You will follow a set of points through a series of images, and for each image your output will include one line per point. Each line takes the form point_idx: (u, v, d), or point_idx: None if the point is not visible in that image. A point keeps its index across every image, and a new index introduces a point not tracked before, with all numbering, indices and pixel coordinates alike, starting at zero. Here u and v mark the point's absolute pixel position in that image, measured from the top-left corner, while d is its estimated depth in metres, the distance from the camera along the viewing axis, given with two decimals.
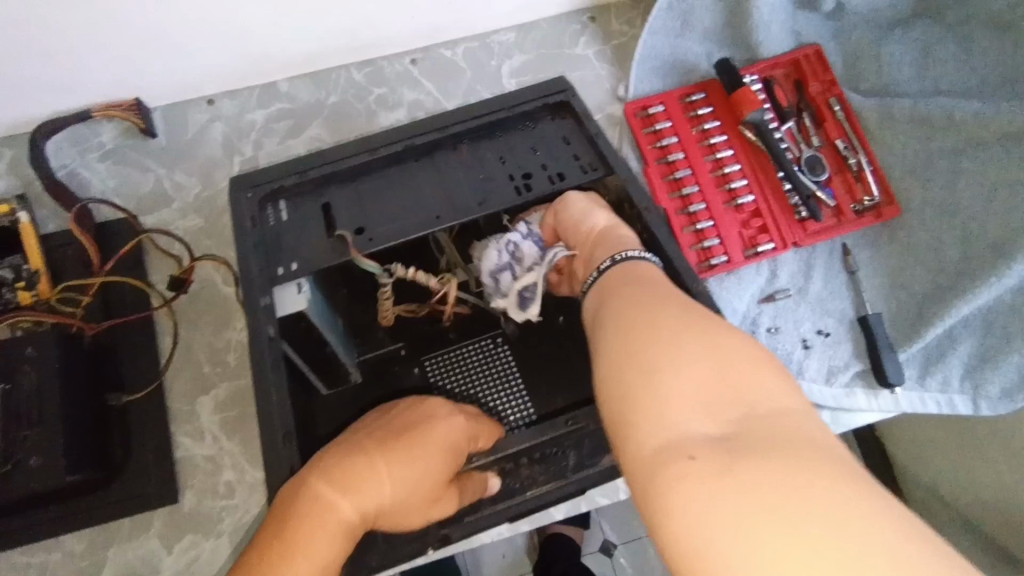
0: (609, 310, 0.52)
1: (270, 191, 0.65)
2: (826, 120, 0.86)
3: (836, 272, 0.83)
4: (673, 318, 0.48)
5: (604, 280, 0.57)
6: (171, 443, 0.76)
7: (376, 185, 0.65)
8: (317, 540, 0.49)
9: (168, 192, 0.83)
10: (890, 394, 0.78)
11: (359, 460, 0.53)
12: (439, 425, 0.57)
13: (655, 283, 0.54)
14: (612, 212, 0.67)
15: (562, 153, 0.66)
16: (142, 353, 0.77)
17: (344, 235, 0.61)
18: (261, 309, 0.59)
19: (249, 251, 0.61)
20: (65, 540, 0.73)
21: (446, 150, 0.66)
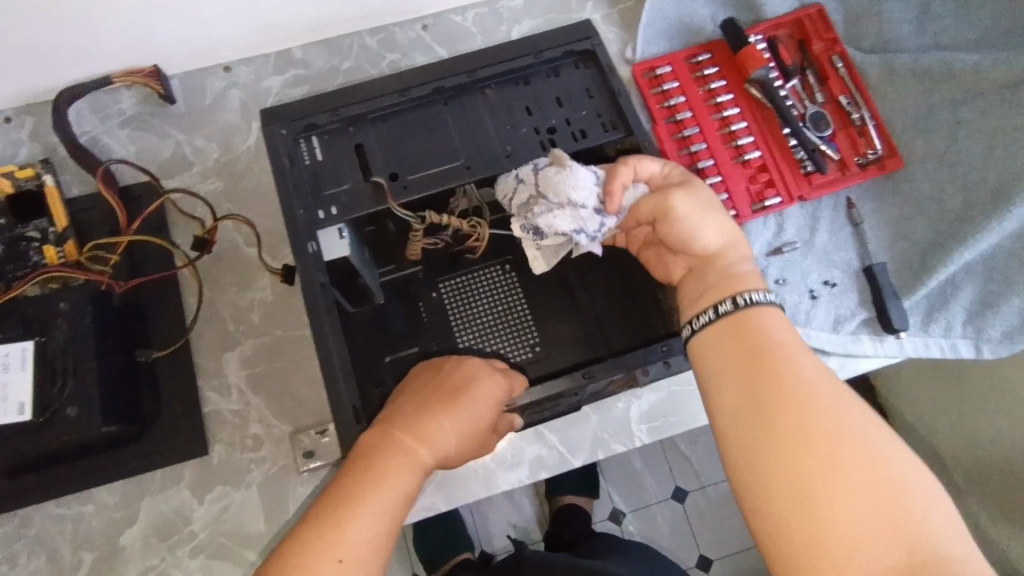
0: (743, 381, 0.54)
1: (307, 126, 0.68)
2: (829, 77, 0.88)
3: (841, 224, 0.85)
4: (821, 418, 0.50)
5: (718, 331, 0.58)
6: (199, 398, 0.78)
7: (408, 129, 0.69)
8: (406, 484, 0.57)
9: (189, 157, 0.85)
10: (895, 339, 0.81)
11: (429, 419, 0.61)
12: (484, 382, 0.65)
13: (785, 345, 0.55)
14: (718, 223, 0.63)
15: (585, 107, 0.71)
16: (170, 311, 0.80)
17: (381, 181, 0.66)
18: (309, 255, 0.64)
19: (291, 191, 0.65)
20: (98, 492, 0.75)
21: (474, 94, 0.71)
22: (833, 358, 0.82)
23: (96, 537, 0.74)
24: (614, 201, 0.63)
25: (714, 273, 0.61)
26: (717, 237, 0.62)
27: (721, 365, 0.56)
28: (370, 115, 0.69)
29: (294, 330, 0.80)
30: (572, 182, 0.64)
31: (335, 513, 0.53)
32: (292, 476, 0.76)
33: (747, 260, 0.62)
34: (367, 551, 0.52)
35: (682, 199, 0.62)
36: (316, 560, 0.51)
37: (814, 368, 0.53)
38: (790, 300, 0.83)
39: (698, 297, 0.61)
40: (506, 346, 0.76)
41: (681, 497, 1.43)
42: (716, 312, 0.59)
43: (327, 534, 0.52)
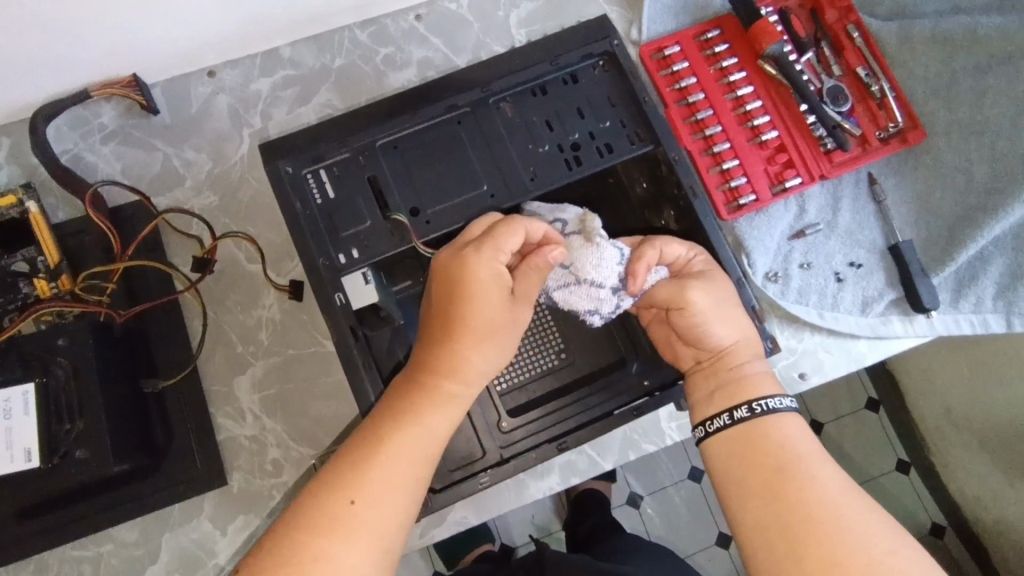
0: (762, 496, 0.57)
1: (312, 158, 0.62)
2: (845, 48, 0.85)
3: (863, 202, 0.83)
4: (843, 535, 0.53)
5: (729, 440, 0.62)
6: (213, 425, 0.74)
7: (421, 153, 0.63)
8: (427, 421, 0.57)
9: (179, 170, 0.81)
10: (925, 318, 0.79)
11: (438, 344, 0.59)
12: (484, 266, 0.58)
13: (803, 456, 0.59)
14: (736, 320, 0.67)
15: (608, 117, 0.65)
16: (175, 336, 0.76)
17: (401, 219, 0.61)
18: (337, 306, 0.60)
19: (307, 235, 0.60)
20: (116, 531, 0.72)
21: (490, 108, 0.65)
22: (863, 341, 0.80)
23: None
24: (636, 282, 0.65)
25: (726, 372, 0.66)
26: (729, 337, 0.66)
27: (741, 477, 0.59)
28: (378, 140, 0.63)
29: (307, 348, 0.77)
30: (598, 259, 0.65)
31: (353, 456, 0.55)
32: None
33: (757, 359, 0.67)
34: (383, 490, 0.54)
35: (698, 295, 0.65)
36: (331, 501, 0.52)
37: (835, 483, 0.57)
38: (816, 284, 0.81)
39: (711, 394, 0.65)
40: (531, 355, 0.78)
41: (697, 476, 1.41)
42: (730, 417, 0.63)
43: (344, 477, 0.53)
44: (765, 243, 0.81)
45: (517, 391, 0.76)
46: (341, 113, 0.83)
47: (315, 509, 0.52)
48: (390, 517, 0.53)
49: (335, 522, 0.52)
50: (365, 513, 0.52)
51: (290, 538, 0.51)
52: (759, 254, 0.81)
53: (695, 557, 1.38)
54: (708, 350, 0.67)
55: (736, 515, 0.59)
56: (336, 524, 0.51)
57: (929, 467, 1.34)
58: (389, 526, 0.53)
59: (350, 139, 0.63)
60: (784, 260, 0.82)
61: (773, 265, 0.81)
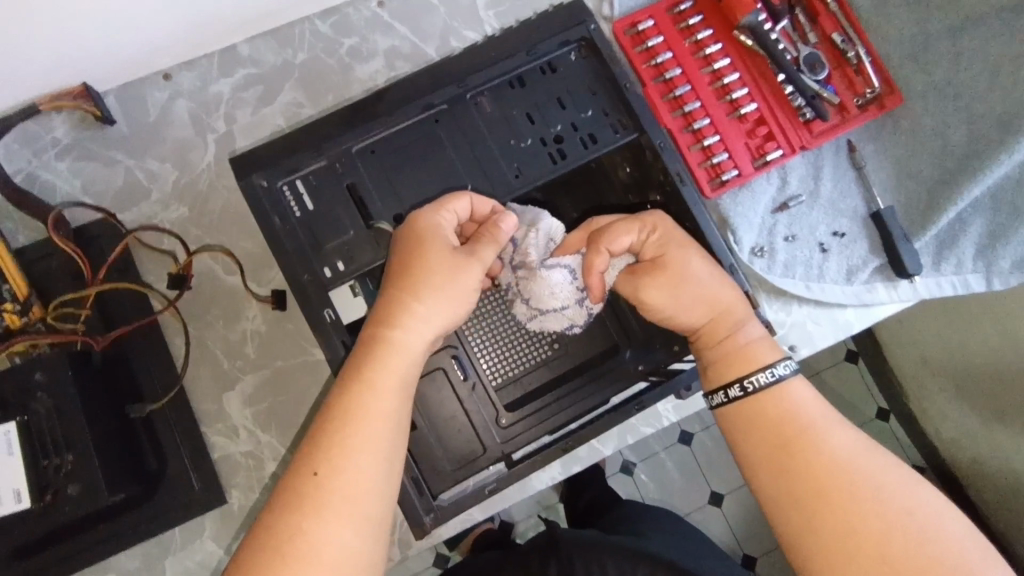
0: (775, 468, 0.59)
1: (286, 170, 0.60)
2: (819, 14, 0.84)
3: (844, 170, 0.83)
4: (857, 499, 0.55)
5: (738, 414, 0.63)
6: (207, 445, 0.73)
7: (401, 157, 0.61)
8: (376, 377, 0.53)
9: (144, 183, 0.77)
10: (908, 283, 0.80)
11: (384, 301, 0.56)
12: (422, 221, 0.57)
13: (815, 425, 0.60)
14: (708, 295, 0.65)
15: (590, 107, 0.64)
16: (155, 357, 0.74)
17: (385, 227, 0.59)
18: (328, 323, 0.58)
19: (289, 251, 0.58)
20: (117, 559, 0.71)
21: (468, 104, 0.62)
22: (849, 310, 0.81)
23: None
24: (595, 292, 0.67)
25: (711, 350, 0.65)
26: (704, 315, 0.65)
27: (755, 449, 0.61)
28: (354, 146, 0.61)
29: (296, 358, 0.75)
30: (550, 289, 0.68)
31: (316, 427, 0.53)
32: None
33: (745, 324, 0.66)
34: (342, 454, 0.51)
35: (651, 290, 0.66)
36: (296, 478, 0.51)
37: (846, 447, 0.58)
38: (802, 256, 0.81)
39: (707, 369, 0.66)
40: (524, 347, 0.77)
41: (686, 440, 1.43)
42: (726, 395, 0.64)
43: (307, 449, 0.52)
44: (749, 218, 0.81)
45: (513, 384, 0.76)
46: (309, 113, 0.79)
47: (287, 489, 0.51)
48: (352, 478, 0.51)
49: (304, 498, 0.50)
50: (329, 483, 0.50)
51: (268, 523, 0.50)
52: (744, 230, 0.80)
53: (692, 516, 1.40)
54: (689, 330, 0.67)
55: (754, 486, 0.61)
56: (303, 500, 0.50)
57: (908, 415, 1.38)
58: (352, 489, 0.51)
59: (325, 146, 0.60)
60: (768, 235, 0.82)
61: (758, 240, 0.81)
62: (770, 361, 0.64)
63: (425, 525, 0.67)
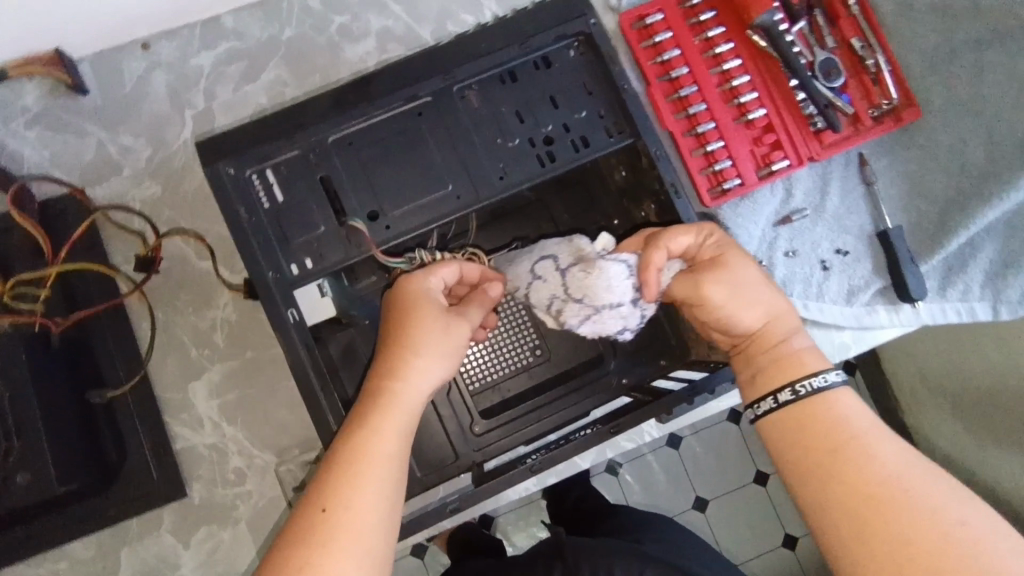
0: (816, 477, 0.49)
1: (256, 158, 0.56)
2: (839, 16, 0.79)
3: (852, 185, 0.79)
4: (911, 519, 0.45)
5: (781, 420, 0.53)
6: (169, 435, 0.70)
7: (380, 151, 0.57)
8: (382, 421, 0.51)
9: (116, 158, 0.73)
10: (911, 307, 0.77)
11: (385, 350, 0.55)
12: (419, 282, 0.57)
13: (863, 432, 0.50)
14: (762, 298, 0.57)
15: (585, 108, 0.59)
16: (120, 343, 0.71)
17: (358, 225, 0.56)
18: (291, 325, 0.54)
19: (253, 246, 0.54)
20: (71, 548, 0.68)
21: (454, 98, 0.58)
22: (847, 331, 0.78)
23: None
24: (650, 290, 0.59)
25: (764, 355, 0.56)
26: (761, 315, 0.57)
27: (792, 459, 0.51)
28: (331, 136, 0.57)
29: (267, 350, 0.72)
30: (604, 283, 0.60)
31: (322, 468, 0.50)
32: (282, 510, 0.70)
33: (798, 331, 0.57)
34: (351, 492, 0.48)
35: (704, 288, 0.57)
36: (302, 516, 0.48)
37: (902, 459, 0.48)
38: (802, 273, 0.78)
39: (752, 379, 0.56)
40: (506, 353, 0.74)
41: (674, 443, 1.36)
42: (775, 401, 0.54)
43: (314, 487, 0.49)
44: (750, 231, 0.77)
45: (491, 390, 0.73)
46: (294, 93, 0.75)
47: (292, 527, 0.48)
48: (362, 516, 0.48)
49: (310, 536, 0.47)
50: (338, 520, 0.47)
51: (274, 563, 0.46)
52: (743, 243, 0.77)
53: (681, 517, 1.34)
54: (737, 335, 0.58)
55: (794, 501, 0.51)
56: (308, 537, 0.46)
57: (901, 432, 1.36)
58: (361, 528, 0.47)
59: (299, 136, 0.56)
60: (768, 249, 0.78)
61: (758, 254, 0.78)
62: (818, 369, 0.54)
63: None
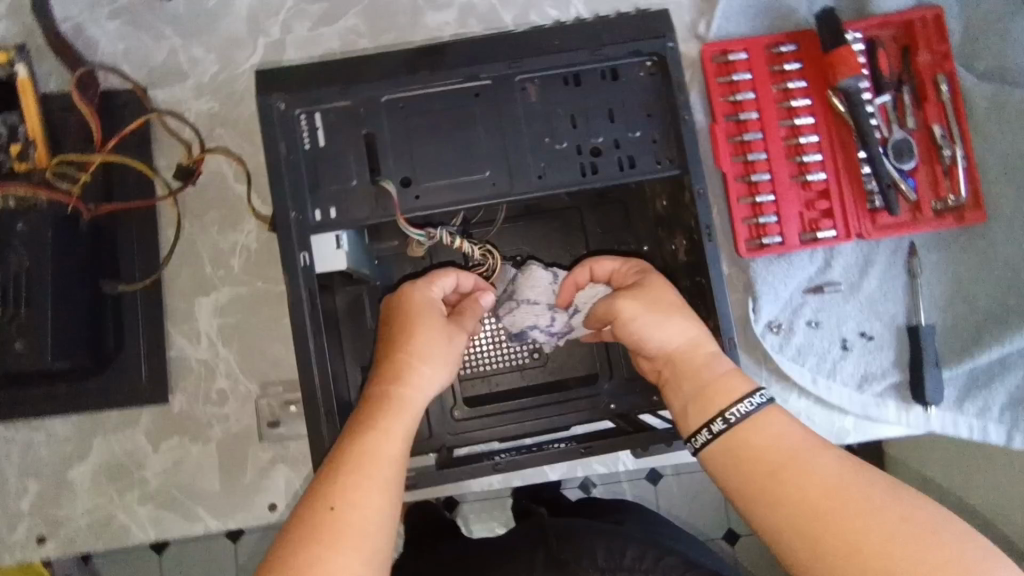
0: (762, 499, 0.50)
1: (309, 98, 0.56)
2: (927, 99, 0.76)
3: (896, 271, 0.76)
4: (858, 528, 0.46)
5: (722, 453, 0.53)
6: (166, 341, 0.72)
7: (429, 121, 0.57)
8: (388, 424, 0.53)
9: (183, 67, 0.75)
10: (922, 410, 0.74)
11: (388, 357, 0.57)
12: (421, 292, 0.59)
13: (796, 446, 0.51)
14: (683, 316, 0.57)
15: (640, 129, 0.58)
16: (143, 242, 0.73)
17: (389, 187, 0.56)
18: (300, 268, 0.55)
19: (284, 183, 0.55)
20: (52, 422, 0.71)
21: (514, 88, 0.58)
22: (850, 417, 0.74)
23: (45, 467, 0.71)
24: (563, 294, 0.66)
25: (690, 383, 0.56)
26: (681, 337, 0.57)
27: (738, 484, 0.52)
28: (385, 95, 0.57)
29: (277, 284, 0.73)
30: (531, 282, 0.68)
31: (328, 469, 0.51)
32: (253, 439, 0.71)
33: (719, 355, 0.56)
34: (360, 490, 0.49)
35: (626, 304, 0.58)
36: (310, 513, 0.48)
37: (838, 470, 0.49)
38: (818, 346, 0.76)
39: (684, 410, 0.56)
40: (503, 348, 0.74)
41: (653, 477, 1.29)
42: (710, 433, 0.54)
43: (321, 486, 0.50)
44: (778, 290, 0.75)
45: (479, 379, 0.73)
46: (365, 45, 0.75)
47: (299, 524, 0.48)
48: (371, 513, 0.49)
49: (318, 533, 0.47)
50: (348, 516, 0.48)
51: (281, 558, 0.46)
52: (768, 301, 0.75)
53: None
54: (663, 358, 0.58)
55: (751, 525, 0.51)
56: (317, 534, 0.47)
57: None
58: (369, 523, 0.48)
59: (355, 87, 0.57)
60: (791, 314, 0.76)
61: (779, 315, 0.76)
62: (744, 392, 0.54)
63: None
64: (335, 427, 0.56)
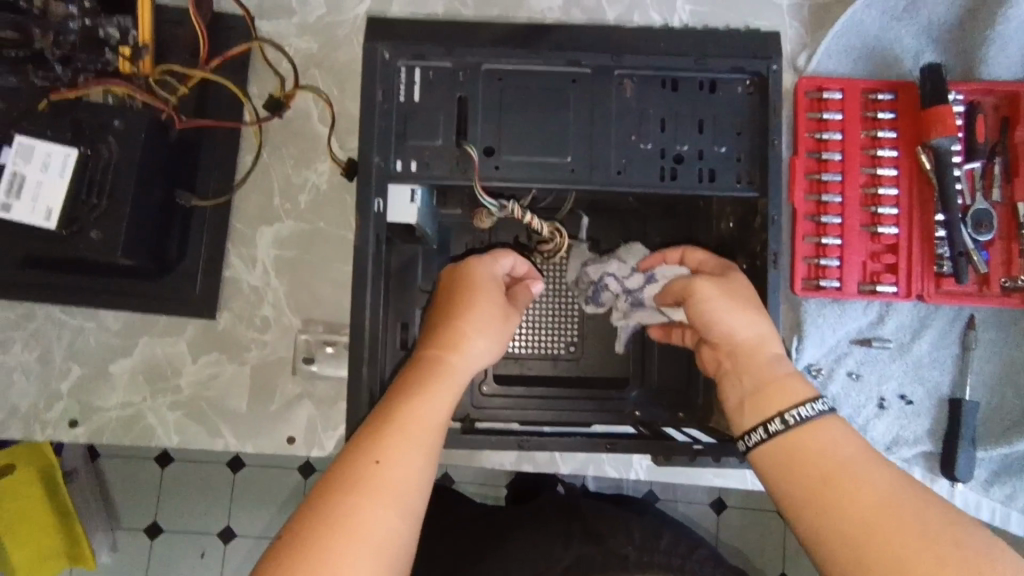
0: (816, 506, 0.48)
1: (413, 53, 0.58)
2: (1017, 175, 0.75)
3: (949, 341, 0.75)
4: (915, 551, 0.44)
5: (775, 455, 0.53)
6: (224, 260, 0.75)
7: (523, 99, 0.58)
8: (436, 388, 0.54)
9: (292, 3, 0.77)
10: (947, 485, 0.73)
11: (444, 324, 0.58)
12: (482, 269, 0.61)
13: (858, 458, 0.49)
14: (757, 311, 0.58)
15: (726, 145, 0.58)
16: (222, 163, 0.75)
17: (472, 152, 0.57)
18: (372, 214, 0.57)
19: (374, 129, 0.57)
20: (104, 315, 0.74)
21: (612, 81, 0.58)
22: None
23: (89, 356, 0.74)
24: (648, 259, 0.69)
25: (752, 377, 0.56)
26: (749, 332, 0.57)
27: (792, 488, 0.50)
28: (486, 64, 0.58)
29: (337, 228, 0.75)
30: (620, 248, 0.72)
31: (376, 423, 0.52)
32: (285, 371, 0.74)
33: (783, 358, 0.57)
34: (405, 448, 0.50)
35: (704, 288, 0.58)
36: (355, 462, 0.49)
37: (896, 485, 0.47)
38: (855, 400, 0.75)
39: (740, 404, 0.56)
40: (543, 335, 0.74)
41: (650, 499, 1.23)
42: (766, 431, 0.54)
43: (367, 437, 0.51)
44: (824, 334, 0.74)
45: (512, 360, 0.74)
46: (468, 16, 0.76)
47: (342, 471, 0.49)
48: (412, 471, 0.50)
49: (360, 482, 0.48)
50: (390, 471, 0.49)
51: (323, 502, 0.47)
52: (813, 343, 0.74)
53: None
54: (726, 348, 0.58)
55: (798, 533, 0.50)
56: (359, 483, 0.48)
57: None
58: (408, 481, 0.50)
59: (459, 51, 0.58)
60: (833, 361, 0.75)
61: (821, 359, 0.75)
62: (806, 397, 0.54)
63: None
64: (374, 373, 0.58)
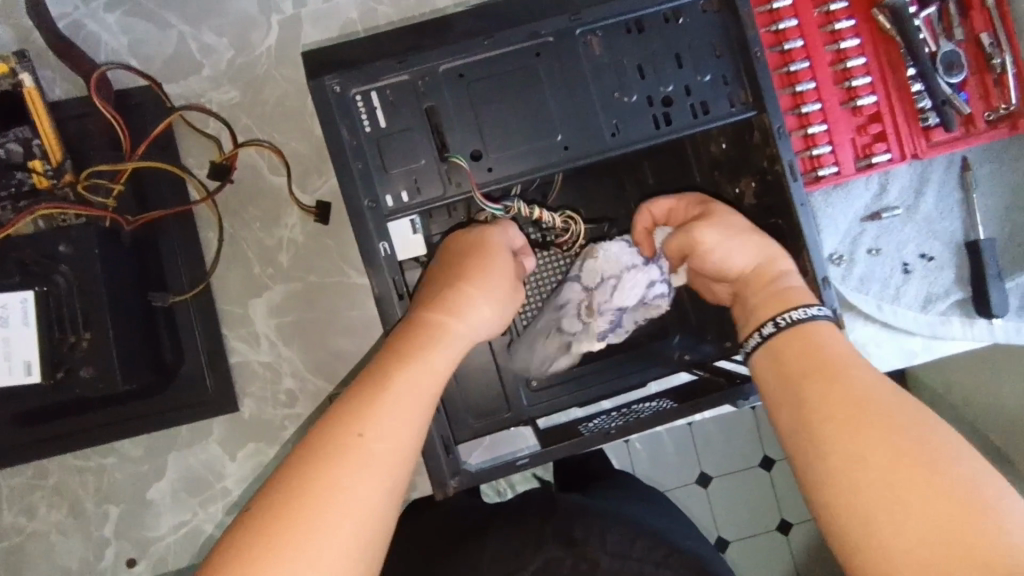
0: (790, 403, 0.46)
1: (364, 76, 0.52)
2: (972, 6, 0.73)
3: (950, 189, 0.76)
4: (872, 448, 0.40)
5: (768, 357, 0.50)
6: (226, 348, 0.70)
7: (491, 88, 0.54)
8: (431, 356, 0.48)
9: (196, 55, 0.69)
10: (987, 323, 0.74)
11: (446, 290, 0.52)
12: (490, 235, 0.57)
13: (847, 362, 0.45)
14: (753, 238, 0.56)
15: (710, 70, 0.56)
16: (187, 249, 0.70)
17: (460, 162, 0.54)
18: (382, 260, 0.52)
19: (351, 170, 0.52)
20: (122, 445, 0.69)
21: (576, 41, 0.55)
22: (917, 338, 0.75)
23: (123, 491, 0.69)
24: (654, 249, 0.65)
25: (759, 292, 0.54)
26: (751, 257, 0.55)
27: (773, 387, 0.48)
28: (443, 64, 0.53)
29: (328, 276, 0.70)
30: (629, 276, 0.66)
31: (361, 391, 0.45)
32: None
33: (789, 272, 0.55)
34: (392, 418, 0.44)
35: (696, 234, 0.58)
36: (334, 431, 0.42)
37: (879, 386, 0.43)
38: (880, 273, 0.76)
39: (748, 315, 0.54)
40: None
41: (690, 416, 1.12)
42: (761, 335, 0.51)
43: (351, 407, 0.43)
44: (835, 221, 0.76)
45: None
46: (385, 12, 0.70)
47: (318, 441, 0.42)
48: (399, 448, 0.43)
49: (337, 454, 0.41)
50: (375, 446, 0.42)
51: (289, 479, 0.40)
52: (826, 232, 0.76)
53: (674, 493, 1.12)
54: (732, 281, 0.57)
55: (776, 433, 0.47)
56: (336, 457, 0.41)
57: None
58: (396, 462, 0.43)
59: (410, 59, 0.53)
60: (851, 244, 0.77)
61: (838, 247, 0.77)
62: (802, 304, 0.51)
63: (448, 487, 0.57)
64: None
